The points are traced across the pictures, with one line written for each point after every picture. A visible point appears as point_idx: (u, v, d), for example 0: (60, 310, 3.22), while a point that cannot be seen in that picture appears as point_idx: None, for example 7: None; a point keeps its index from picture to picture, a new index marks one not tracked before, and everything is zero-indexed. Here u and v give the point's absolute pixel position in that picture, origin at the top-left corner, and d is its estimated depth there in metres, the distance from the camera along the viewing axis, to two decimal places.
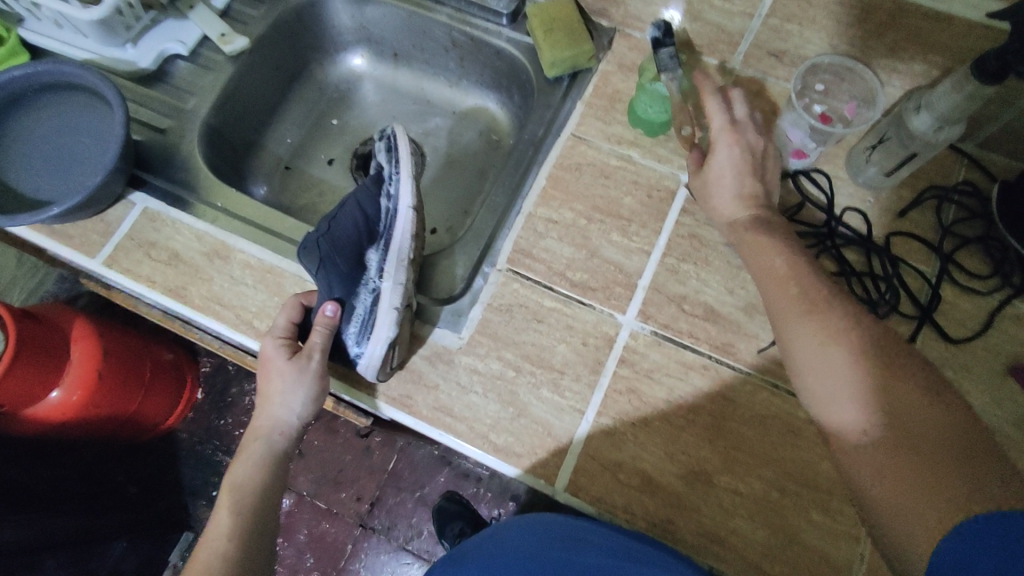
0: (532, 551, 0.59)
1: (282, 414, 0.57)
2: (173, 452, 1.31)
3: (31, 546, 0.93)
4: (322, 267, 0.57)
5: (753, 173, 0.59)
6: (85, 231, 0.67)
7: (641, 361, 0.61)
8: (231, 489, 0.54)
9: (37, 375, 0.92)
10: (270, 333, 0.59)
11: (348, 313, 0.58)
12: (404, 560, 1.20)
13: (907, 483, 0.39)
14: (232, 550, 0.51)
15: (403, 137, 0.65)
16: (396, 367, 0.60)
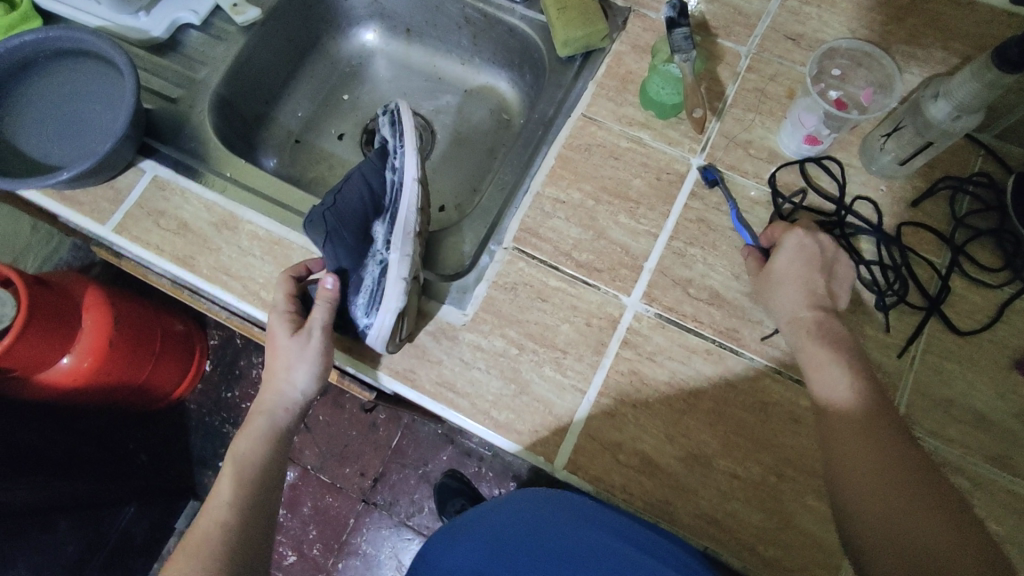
0: (520, 525, 0.60)
1: (287, 389, 0.57)
2: (182, 422, 1.34)
3: (42, 508, 0.96)
4: (328, 240, 0.57)
5: (821, 268, 0.57)
6: (95, 197, 0.67)
7: (645, 343, 0.61)
8: (234, 461, 0.54)
9: (50, 340, 0.94)
10: (273, 309, 0.59)
11: (354, 287, 0.59)
12: (405, 536, 1.22)
13: (877, 468, 0.46)
14: (233, 521, 0.51)
15: (407, 112, 0.65)
16: (404, 339, 0.61)
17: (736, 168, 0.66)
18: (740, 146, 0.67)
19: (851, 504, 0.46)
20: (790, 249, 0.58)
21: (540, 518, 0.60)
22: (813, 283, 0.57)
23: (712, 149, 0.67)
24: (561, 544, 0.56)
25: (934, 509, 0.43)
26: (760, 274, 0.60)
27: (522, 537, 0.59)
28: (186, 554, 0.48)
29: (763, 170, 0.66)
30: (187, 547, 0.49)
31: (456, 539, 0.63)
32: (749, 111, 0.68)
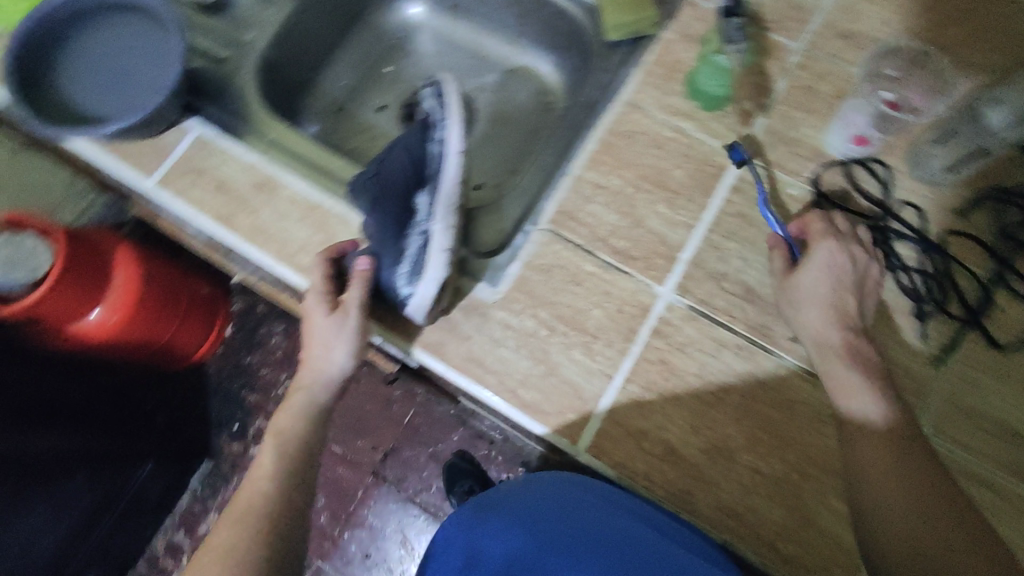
0: (533, 501, 0.62)
1: (324, 365, 0.58)
2: (200, 385, 1.34)
3: (65, 458, 0.97)
4: (374, 208, 0.57)
5: (852, 289, 0.57)
6: (140, 151, 0.69)
7: (675, 334, 0.61)
8: (275, 434, 0.57)
9: (78, 292, 0.96)
10: (309, 290, 0.60)
11: (394, 258, 0.58)
12: (411, 512, 1.23)
13: (900, 477, 0.49)
14: (272, 490, 0.53)
15: (452, 84, 0.66)
16: (440, 313, 0.61)
17: (780, 165, 0.65)
18: (786, 143, 0.66)
19: (867, 505, 0.49)
20: (821, 267, 0.58)
21: (552, 497, 0.62)
22: (844, 309, 0.57)
23: (756, 143, 0.66)
24: (573, 523, 0.58)
25: (949, 519, 0.47)
26: (783, 281, 0.59)
27: (534, 513, 0.61)
28: (231, 523, 0.51)
29: (808, 169, 0.65)
30: (232, 517, 0.52)
31: (471, 519, 0.64)
32: (797, 108, 0.67)
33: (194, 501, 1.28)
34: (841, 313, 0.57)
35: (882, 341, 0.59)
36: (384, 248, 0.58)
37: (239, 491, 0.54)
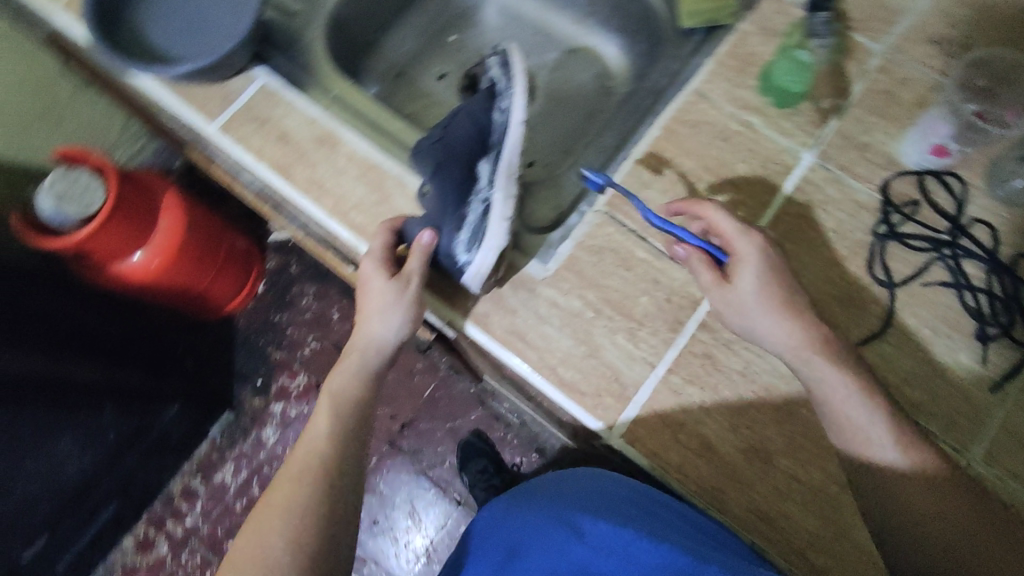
0: (556, 497, 0.66)
1: (379, 330, 0.59)
2: (228, 336, 1.36)
3: (92, 389, 0.97)
4: (436, 173, 0.59)
5: (785, 273, 0.56)
6: (207, 95, 0.69)
7: (722, 330, 0.59)
8: (330, 396, 0.57)
9: (128, 232, 0.98)
10: (367, 256, 0.59)
11: (454, 224, 0.58)
12: (422, 485, 1.24)
13: (944, 516, 0.52)
14: (330, 449, 0.54)
15: (517, 54, 0.65)
16: (494, 284, 0.61)
17: (849, 170, 0.63)
18: (857, 148, 0.64)
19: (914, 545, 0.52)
20: (752, 263, 0.56)
21: (566, 496, 0.64)
22: (796, 306, 0.55)
23: (826, 145, 0.64)
24: (588, 515, 0.60)
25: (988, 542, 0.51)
26: (721, 291, 0.57)
27: (551, 515, 0.63)
28: (291, 479, 0.51)
29: (877, 177, 0.63)
30: (289, 475, 0.52)
31: (507, 516, 0.68)
32: (872, 113, 0.65)
33: (213, 449, 1.30)
34: (793, 309, 0.55)
35: (940, 361, 0.57)
36: (444, 214, 0.58)
37: (292, 454, 0.54)
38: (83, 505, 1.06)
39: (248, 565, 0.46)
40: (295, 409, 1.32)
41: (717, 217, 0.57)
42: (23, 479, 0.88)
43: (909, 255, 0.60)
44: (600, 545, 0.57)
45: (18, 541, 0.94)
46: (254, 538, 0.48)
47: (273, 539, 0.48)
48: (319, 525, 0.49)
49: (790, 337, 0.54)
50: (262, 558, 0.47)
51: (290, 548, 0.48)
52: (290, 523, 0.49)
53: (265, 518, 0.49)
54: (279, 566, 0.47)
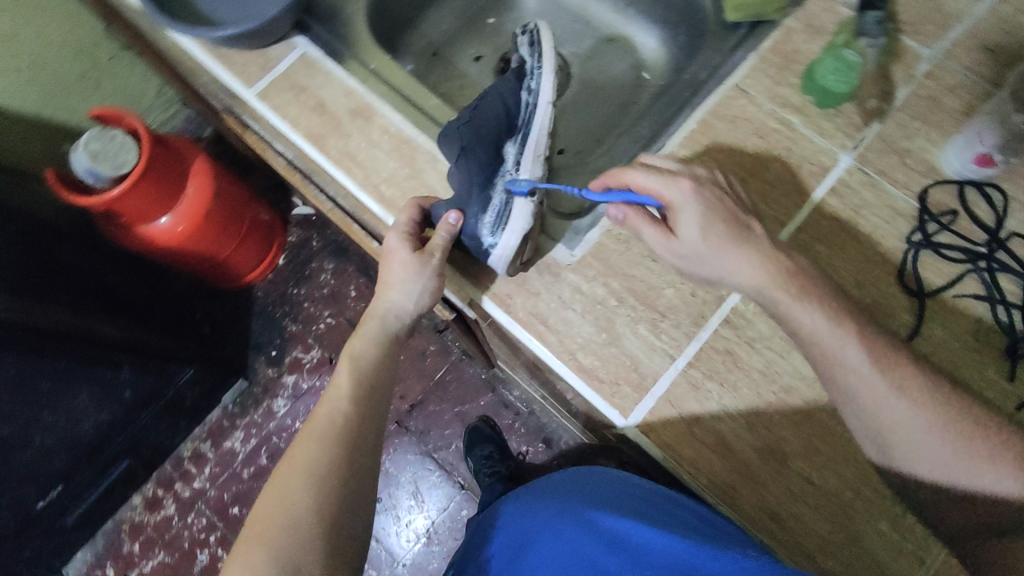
0: (573, 492, 0.66)
1: (399, 300, 0.60)
2: (247, 305, 1.34)
3: (106, 344, 0.96)
4: (463, 155, 0.58)
5: (727, 210, 0.57)
6: (248, 61, 0.70)
7: (746, 328, 0.59)
8: (349, 358, 0.60)
9: (157, 195, 0.97)
10: (393, 228, 0.59)
11: (479, 205, 0.58)
12: (427, 466, 1.23)
13: None
14: (349, 410, 0.56)
15: (545, 32, 0.65)
16: (521, 267, 0.61)
17: (887, 176, 0.62)
18: (897, 153, 0.63)
19: None
20: (690, 212, 0.56)
21: (577, 495, 0.64)
22: (743, 237, 0.56)
23: (866, 149, 0.63)
24: (603, 514, 0.60)
25: None
26: (671, 246, 0.57)
27: (564, 510, 0.63)
28: (312, 439, 0.53)
29: (915, 184, 0.62)
30: (311, 433, 0.54)
31: (517, 513, 0.68)
32: (915, 119, 0.63)
33: (224, 416, 1.28)
34: (740, 239, 0.56)
35: (967, 375, 0.56)
36: (470, 196, 0.58)
37: (314, 412, 0.56)
38: (98, 458, 1.05)
39: (271, 522, 0.48)
40: (307, 382, 1.29)
41: (637, 177, 0.58)
42: (41, 429, 0.89)
43: (943, 266, 0.59)
44: (615, 544, 0.57)
45: (33, 490, 0.95)
46: (276, 494, 0.50)
47: (295, 497, 0.49)
48: (340, 486, 0.51)
49: (753, 274, 0.55)
50: (285, 515, 0.48)
51: (313, 506, 0.49)
52: (311, 483, 0.50)
53: (288, 476, 0.51)
54: (301, 523, 0.48)
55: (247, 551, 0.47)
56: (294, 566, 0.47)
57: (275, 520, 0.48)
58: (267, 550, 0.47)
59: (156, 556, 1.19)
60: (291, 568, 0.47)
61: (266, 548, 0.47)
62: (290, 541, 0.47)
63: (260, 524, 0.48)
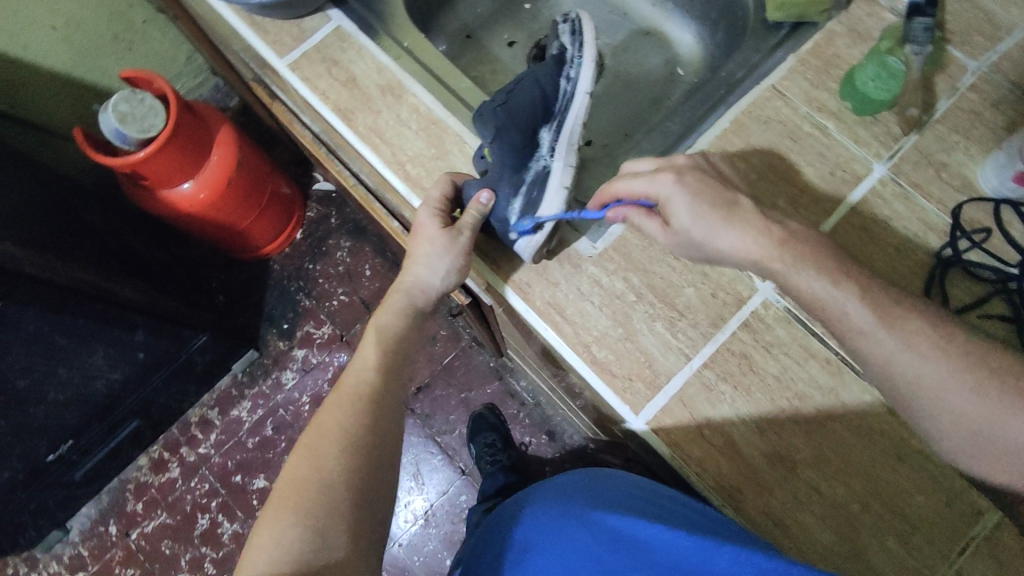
0: (581, 496, 0.62)
1: (426, 275, 0.60)
2: (262, 277, 1.33)
3: (128, 303, 0.94)
4: (497, 137, 0.58)
5: (715, 191, 0.55)
6: (282, 32, 0.70)
7: (764, 332, 0.58)
8: (375, 330, 0.60)
9: (182, 161, 0.98)
10: (424, 204, 0.60)
11: (509, 190, 0.58)
12: (429, 449, 1.23)
13: None
14: (377, 378, 0.56)
15: (588, 22, 0.64)
16: (545, 255, 0.61)
17: (921, 188, 0.61)
18: (933, 166, 0.61)
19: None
20: (679, 200, 0.55)
21: (580, 497, 0.62)
22: (733, 212, 0.54)
23: (901, 159, 0.62)
24: (607, 514, 0.57)
25: None
26: (672, 236, 0.56)
27: (570, 513, 0.59)
28: (342, 406, 0.54)
29: (949, 199, 0.60)
30: (341, 400, 0.55)
31: (521, 517, 0.65)
32: (955, 132, 0.62)
33: (233, 384, 1.28)
34: (731, 215, 0.54)
35: None
36: (502, 178, 0.58)
37: (342, 378, 0.57)
38: (108, 417, 1.07)
39: (303, 485, 0.49)
40: (317, 357, 1.29)
41: (617, 186, 0.58)
42: (56, 385, 0.91)
43: (971, 285, 0.58)
44: (615, 541, 0.54)
45: (42, 442, 0.97)
46: (307, 458, 0.50)
47: (326, 461, 0.50)
48: (368, 455, 0.52)
49: (755, 245, 0.53)
50: (316, 479, 0.49)
51: (346, 465, 0.50)
52: (340, 448, 0.51)
53: (318, 442, 0.51)
54: (334, 486, 0.49)
55: (277, 515, 0.48)
56: (324, 530, 0.47)
57: (307, 483, 0.49)
58: (298, 512, 0.47)
59: (159, 517, 1.20)
60: (322, 531, 0.47)
61: (297, 511, 0.47)
62: (322, 504, 0.48)
63: (291, 487, 0.49)
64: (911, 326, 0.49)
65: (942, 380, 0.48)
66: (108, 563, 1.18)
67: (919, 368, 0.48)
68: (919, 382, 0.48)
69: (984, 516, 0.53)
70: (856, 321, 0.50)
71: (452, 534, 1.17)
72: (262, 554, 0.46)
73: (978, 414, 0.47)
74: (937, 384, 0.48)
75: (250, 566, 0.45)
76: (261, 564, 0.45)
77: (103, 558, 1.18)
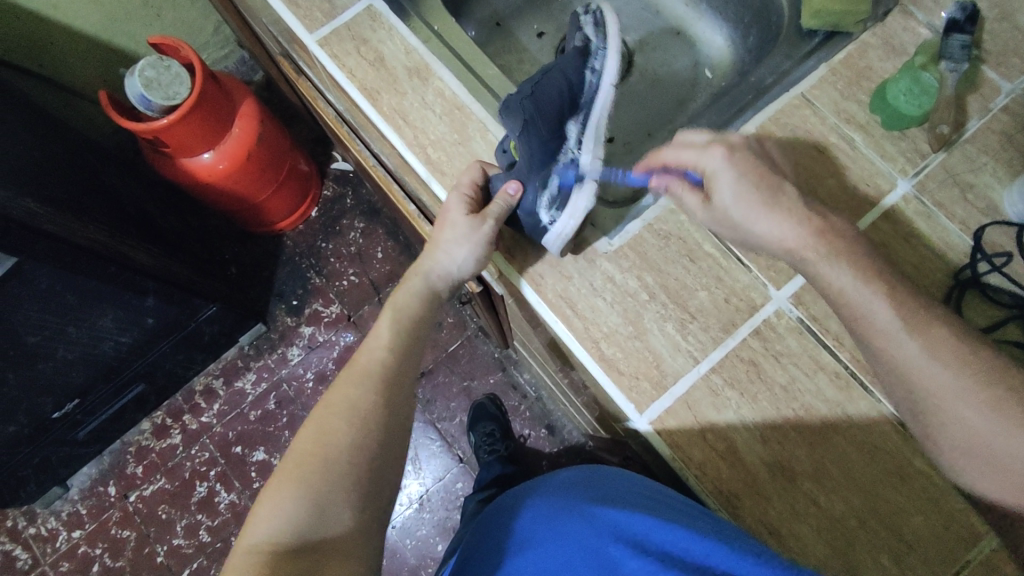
0: (582, 490, 0.62)
1: (445, 261, 0.60)
2: (274, 252, 1.34)
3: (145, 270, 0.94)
4: (525, 131, 0.57)
5: (765, 174, 0.55)
6: (313, 7, 0.70)
7: (774, 341, 0.58)
8: (392, 308, 0.61)
9: (204, 131, 0.98)
10: (456, 188, 0.61)
11: (539, 183, 0.59)
12: (429, 435, 1.24)
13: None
14: (388, 358, 0.57)
15: (610, 11, 0.64)
16: (570, 251, 0.61)
17: (944, 208, 0.60)
18: (959, 186, 0.60)
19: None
20: (725, 175, 0.55)
21: (580, 491, 0.61)
22: (775, 198, 0.54)
23: (926, 177, 0.61)
24: (615, 508, 0.56)
25: None
26: (710, 210, 0.56)
27: (571, 505, 0.59)
28: (351, 384, 0.55)
29: (972, 220, 0.60)
30: (352, 377, 0.55)
31: (519, 509, 0.65)
32: (984, 153, 0.61)
33: (239, 356, 1.29)
34: (773, 201, 0.53)
35: None
36: (531, 171, 0.59)
37: (356, 354, 0.58)
38: (114, 379, 1.08)
39: (308, 459, 0.49)
40: (323, 335, 1.30)
41: (669, 153, 0.58)
42: (64, 343, 0.92)
43: (987, 308, 0.57)
44: (638, 544, 0.53)
45: (48, 398, 0.98)
46: (315, 433, 0.51)
47: (333, 436, 0.51)
48: (378, 432, 0.52)
49: (787, 237, 0.52)
50: (321, 454, 0.50)
51: (351, 443, 0.51)
52: (348, 423, 0.51)
53: (327, 417, 0.52)
54: (337, 463, 0.49)
55: (280, 486, 0.48)
56: (324, 504, 0.48)
57: (313, 457, 0.49)
58: (301, 485, 0.48)
59: (158, 482, 1.22)
60: (322, 505, 0.48)
61: (299, 484, 0.48)
62: (325, 479, 0.48)
63: (296, 460, 0.50)
64: (938, 335, 0.48)
65: (958, 393, 0.46)
66: (105, 523, 1.19)
67: (938, 379, 0.47)
68: (934, 396, 0.47)
69: (981, 541, 0.52)
70: (880, 329, 0.49)
71: (445, 520, 1.18)
72: (262, 523, 0.46)
73: (992, 430, 0.46)
74: (953, 401, 0.47)
75: (250, 533, 0.46)
76: (260, 532, 0.46)
77: (100, 518, 1.20)
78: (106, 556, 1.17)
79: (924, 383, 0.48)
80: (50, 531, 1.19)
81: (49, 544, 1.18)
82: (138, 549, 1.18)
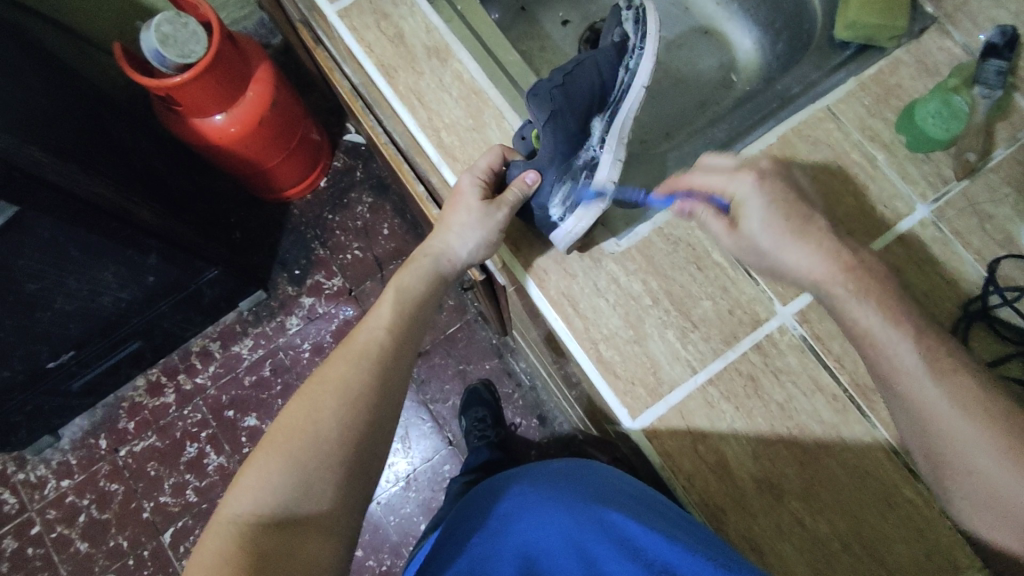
0: (565, 481, 0.62)
1: (454, 245, 0.60)
2: (280, 219, 1.33)
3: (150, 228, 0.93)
4: (550, 121, 0.57)
5: (794, 210, 0.54)
6: None
7: (774, 357, 0.57)
8: (398, 288, 0.61)
9: (217, 92, 0.96)
10: (470, 171, 0.60)
11: (557, 175, 0.59)
12: (420, 415, 1.24)
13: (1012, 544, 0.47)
14: (386, 338, 0.56)
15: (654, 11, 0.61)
16: (574, 249, 0.60)
17: (962, 237, 0.59)
18: (978, 216, 0.59)
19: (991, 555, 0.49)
20: (757, 207, 0.54)
21: (565, 485, 0.61)
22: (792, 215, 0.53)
23: (947, 204, 0.60)
24: (604, 507, 0.56)
25: None
26: (738, 236, 0.55)
27: (555, 498, 0.59)
28: (347, 362, 0.54)
29: (988, 252, 0.58)
30: (348, 355, 0.55)
31: (501, 495, 0.64)
32: (1008, 183, 0.60)
33: (238, 321, 1.29)
34: (802, 232, 0.53)
35: None
36: (551, 163, 0.59)
37: (354, 333, 0.57)
38: (111, 334, 1.08)
39: (296, 435, 0.49)
40: (323, 307, 1.29)
41: (697, 180, 0.57)
42: (64, 295, 0.92)
43: (994, 343, 0.56)
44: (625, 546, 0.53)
45: (44, 347, 0.98)
46: (304, 408, 0.51)
47: (323, 413, 0.50)
48: (370, 411, 0.52)
49: (816, 268, 0.52)
50: (310, 430, 0.49)
51: (341, 422, 0.50)
52: (340, 401, 0.51)
53: (319, 392, 0.51)
54: (327, 440, 0.49)
55: (267, 459, 0.48)
56: (311, 480, 0.47)
57: (301, 433, 0.49)
58: (289, 459, 0.47)
59: (148, 438, 1.23)
60: (308, 481, 0.47)
61: (287, 459, 0.47)
62: (313, 455, 0.48)
63: (284, 434, 0.49)
64: (959, 380, 0.48)
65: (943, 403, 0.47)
66: (94, 475, 1.20)
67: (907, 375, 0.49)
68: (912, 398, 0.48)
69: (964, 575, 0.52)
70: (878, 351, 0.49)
71: (430, 501, 1.18)
72: (245, 494, 0.46)
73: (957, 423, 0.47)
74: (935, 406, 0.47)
75: (232, 502, 0.46)
76: (244, 502, 0.46)
77: (90, 470, 1.21)
78: (92, 508, 1.19)
79: (936, 409, 0.47)
80: (39, 478, 1.20)
81: (37, 491, 1.19)
82: (124, 504, 1.19)
